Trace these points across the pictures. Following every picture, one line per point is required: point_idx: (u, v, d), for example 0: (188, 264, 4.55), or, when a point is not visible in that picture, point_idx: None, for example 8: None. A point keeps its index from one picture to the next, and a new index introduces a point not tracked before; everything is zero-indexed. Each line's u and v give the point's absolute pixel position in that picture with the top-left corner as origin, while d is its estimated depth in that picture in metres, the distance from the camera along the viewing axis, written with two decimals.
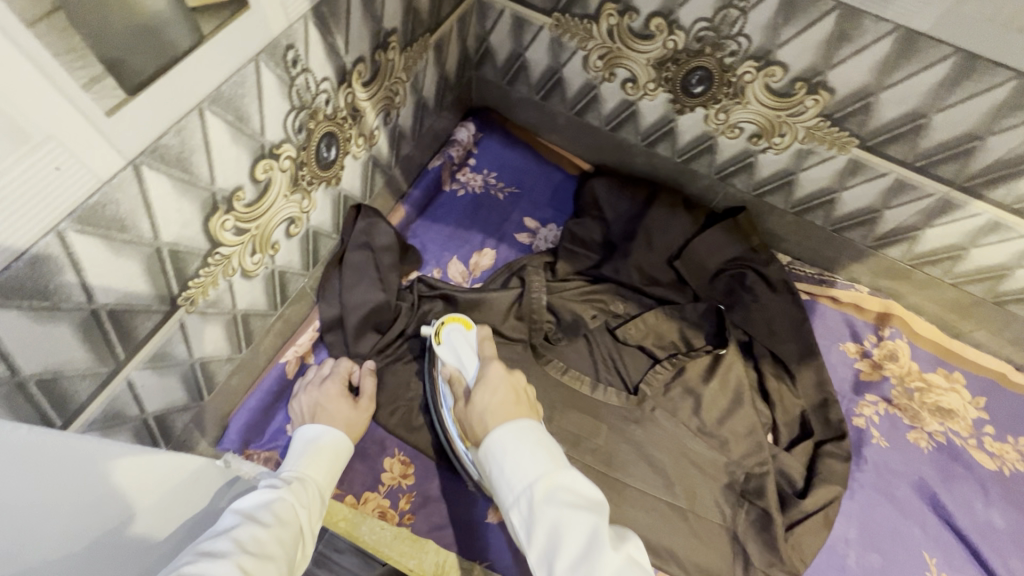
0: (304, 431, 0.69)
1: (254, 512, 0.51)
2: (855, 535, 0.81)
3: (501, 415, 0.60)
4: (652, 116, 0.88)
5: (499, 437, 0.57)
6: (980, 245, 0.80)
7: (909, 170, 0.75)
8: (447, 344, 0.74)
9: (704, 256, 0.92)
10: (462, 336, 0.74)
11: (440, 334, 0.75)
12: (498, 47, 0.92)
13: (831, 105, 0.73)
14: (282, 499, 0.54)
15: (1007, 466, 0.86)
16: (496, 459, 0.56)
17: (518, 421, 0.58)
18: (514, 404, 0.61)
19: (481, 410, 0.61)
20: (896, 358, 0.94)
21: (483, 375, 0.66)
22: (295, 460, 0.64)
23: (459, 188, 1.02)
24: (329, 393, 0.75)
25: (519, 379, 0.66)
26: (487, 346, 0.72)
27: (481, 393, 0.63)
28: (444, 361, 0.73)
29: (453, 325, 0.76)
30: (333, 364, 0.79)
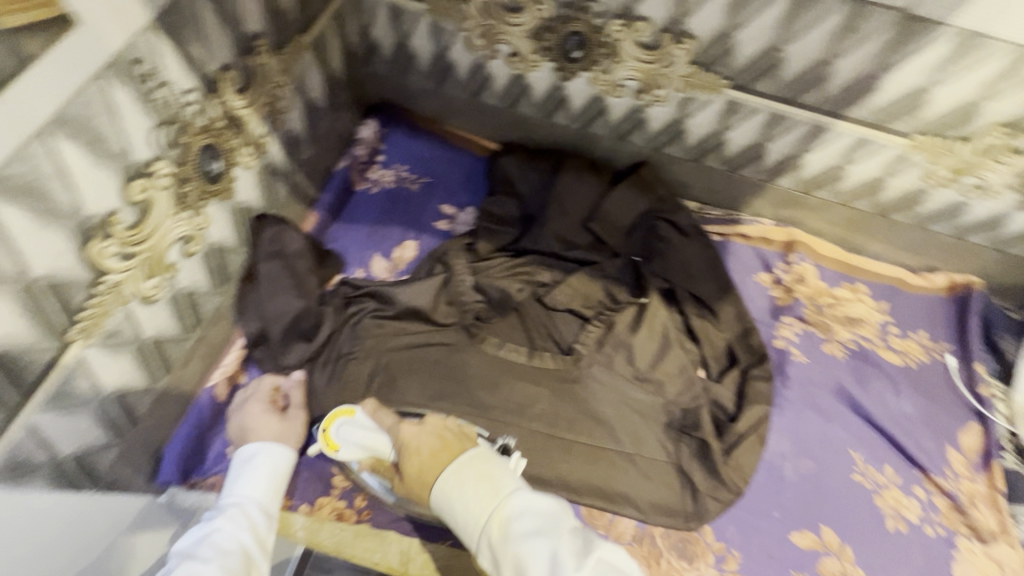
0: (239, 451, 0.72)
1: (191, 551, 0.61)
2: (789, 447, 0.86)
3: (433, 466, 0.61)
4: (543, 87, 0.90)
5: (443, 485, 0.58)
6: (854, 162, 0.86)
7: (780, 103, 0.81)
8: (342, 442, 0.73)
9: (616, 215, 0.96)
10: (354, 425, 0.74)
11: (332, 440, 0.73)
12: (382, 40, 0.92)
13: (697, 51, 0.77)
14: (217, 531, 0.62)
15: (912, 359, 0.94)
16: (450, 508, 0.57)
17: (451, 466, 0.60)
18: (442, 450, 0.62)
19: (417, 470, 0.61)
20: (805, 280, 1.00)
21: (400, 439, 0.66)
22: (234, 483, 0.69)
23: (372, 186, 1.01)
24: (259, 407, 0.76)
25: (439, 420, 0.67)
26: (383, 416, 0.75)
27: (409, 456, 0.63)
28: (355, 457, 0.73)
29: (338, 422, 0.74)
30: (257, 382, 0.80)
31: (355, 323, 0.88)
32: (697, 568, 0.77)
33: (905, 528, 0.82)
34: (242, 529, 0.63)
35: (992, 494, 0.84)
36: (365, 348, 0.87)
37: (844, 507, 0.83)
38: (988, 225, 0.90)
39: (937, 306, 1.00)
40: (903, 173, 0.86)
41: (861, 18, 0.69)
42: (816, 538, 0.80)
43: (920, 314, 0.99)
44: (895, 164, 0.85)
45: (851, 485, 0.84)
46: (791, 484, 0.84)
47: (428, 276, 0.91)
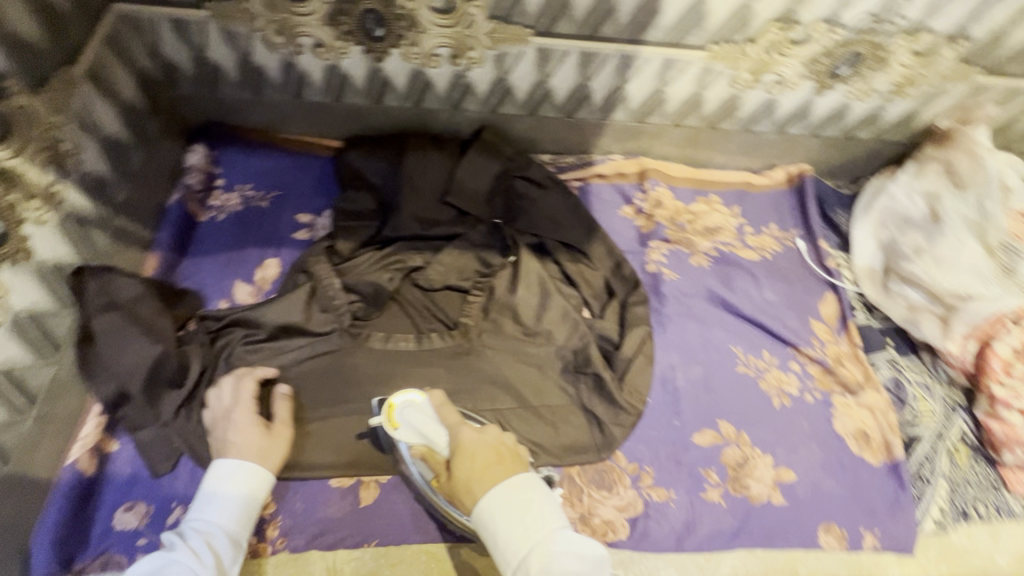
0: (216, 467, 0.69)
1: None
2: (677, 359, 0.92)
3: (486, 477, 0.62)
4: (361, 73, 0.89)
5: (489, 503, 0.60)
6: (669, 83, 0.92)
7: (585, 41, 0.84)
8: (404, 424, 0.71)
9: (471, 183, 0.96)
10: (417, 410, 0.71)
11: (393, 418, 0.71)
12: (178, 58, 0.86)
13: (491, 6, 0.78)
14: (175, 563, 0.60)
15: (768, 251, 1.02)
16: (495, 528, 0.59)
17: (510, 482, 0.61)
18: (499, 463, 0.63)
19: (467, 478, 0.63)
20: (662, 203, 1.06)
21: (456, 437, 0.67)
22: (209, 504, 0.67)
23: (216, 213, 0.96)
24: (236, 423, 0.74)
25: (496, 437, 0.68)
26: (449, 411, 0.70)
27: (462, 461, 0.64)
28: (409, 442, 0.70)
29: (402, 402, 0.72)
30: (233, 389, 0.77)
31: (225, 356, 0.83)
32: (617, 493, 0.81)
33: (789, 401, 0.90)
34: (203, 564, 0.61)
35: (853, 350, 0.94)
36: None
37: (734, 398, 0.89)
38: (799, 114, 0.99)
39: (781, 198, 1.09)
40: (714, 84, 0.92)
41: None
42: (716, 433, 0.87)
43: (768, 209, 1.07)
44: (703, 77, 0.90)
45: (737, 377, 0.91)
46: (684, 392, 0.89)
47: (293, 289, 0.88)
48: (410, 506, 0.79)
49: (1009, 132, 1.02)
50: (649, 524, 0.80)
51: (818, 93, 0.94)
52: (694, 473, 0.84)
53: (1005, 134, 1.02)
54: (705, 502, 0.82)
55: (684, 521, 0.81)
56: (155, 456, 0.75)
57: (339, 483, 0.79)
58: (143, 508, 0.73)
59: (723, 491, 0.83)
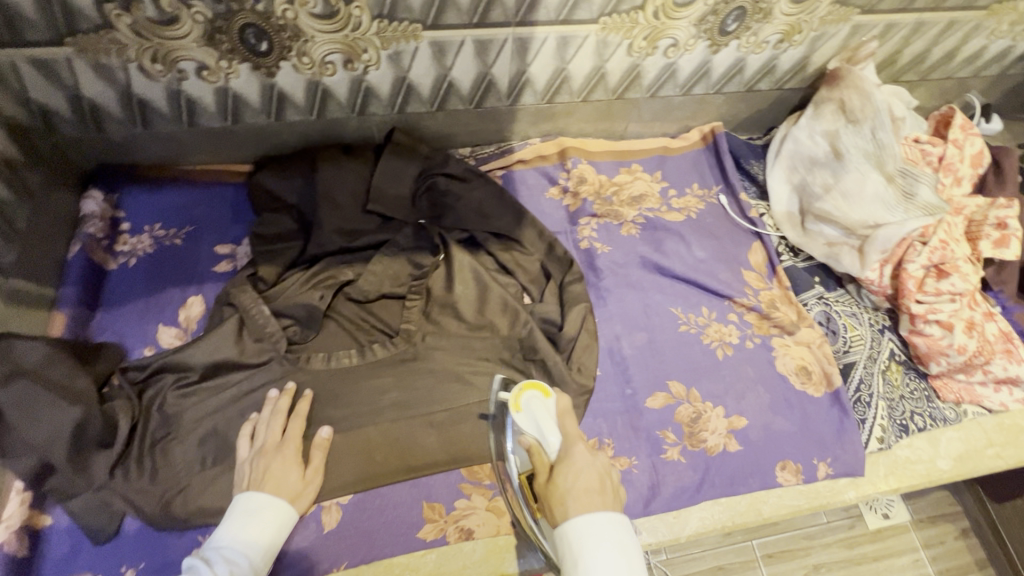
0: (252, 498, 0.70)
1: None
2: (621, 329, 0.93)
3: (583, 503, 0.62)
4: (254, 91, 0.85)
5: (583, 526, 0.60)
6: (570, 60, 0.92)
7: (476, 29, 0.82)
8: (527, 411, 0.76)
9: (391, 187, 0.94)
10: (542, 404, 0.76)
11: (519, 402, 0.77)
12: (51, 103, 0.81)
13: (373, 6, 0.76)
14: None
15: (692, 211, 1.05)
16: (581, 553, 0.58)
17: (604, 517, 0.61)
18: (600, 495, 0.63)
19: (566, 491, 0.64)
20: (586, 179, 1.06)
21: (569, 452, 0.69)
22: (237, 531, 0.67)
23: (127, 258, 0.91)
24: (282, 456, 0.75)
25: (604, 465, 0.68)
26: (568, 424, 0.73)
27: (566, 474, 0.66)
28: (523, 430, 0.75)
29: (532, 392, 0.77)
30: (271, 416, 0.79)
31: (156, 405, 0.79)
32: None
33: (731, 350, 0.93)
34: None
35: (785, 293, 0.98)
36: (180, 425, 0.79)
37: (679, 357, 0.92)
38: (700, 74, 1.01)
39: (699, 157, 1.12)
40: (613, 56, 0.93)
41: None
42: (667, 394, 0.89)
43: (688, 170, 1.10)
44: (601, 50, 0.91)
45: (680, 337, 0.93)
46: (632, 360, 0.91)
47: (219, 324, 0.84)
48: (374, 522, 0.78)
49: (895, 65, 1.09)
50: None
51: (714, 51, 0.96)
52: (651, 436, 0.85)
53: (890, 65, 1.08)
54: (665, 463, 0.84)
55: (649, 485, 0.82)
56: (95, 522, 0.72)
57: None
58: None
59: (682, 449, 0.85)
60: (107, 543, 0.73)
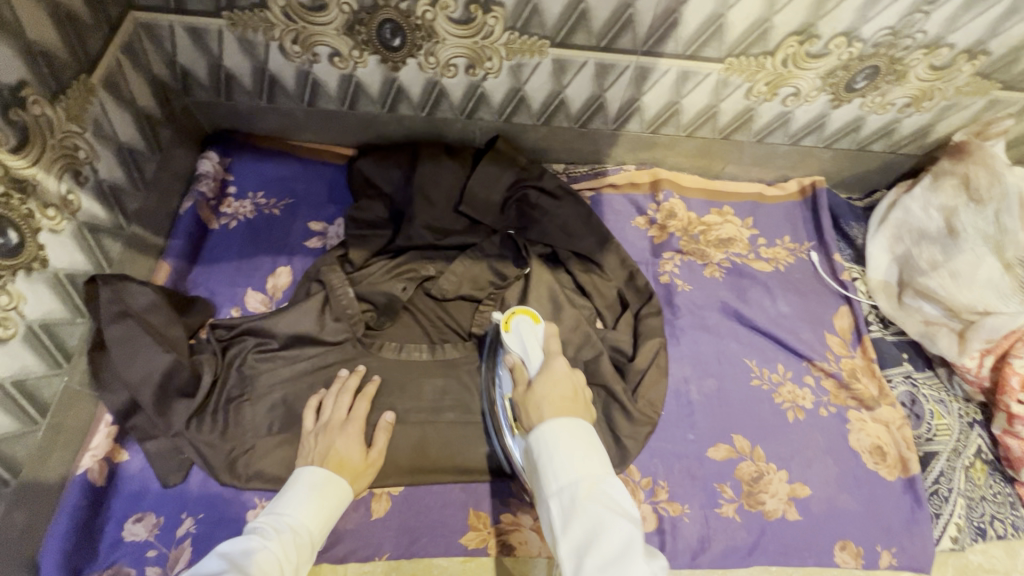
0: (310, 474, 0.70)
1: (236, 559, 0.58)
2: (691, 372, 0.91)
3: (556, 407, 0.67)
4: (376, 82, 0.88)
5: (553, 427, 0.63)
6: (685, 95, 0.91)
7: (601, 52, 0.83)
8: (515, 333, 0.81)
9: (484, 192, 0.96)
10: (530, 329, 0.81)
11: (510, 323, 0.82)
12: (193, 66, 0.86)
13: (508, 17, 0.77)
14: (268, 550, 0.60)
15: (781, 263, 1.02)
16: (549, 451, 0.61)
17: (573, 417, 0.65)
18: (571, 402, 0.68)
19: (541, 396, 0.69)
20: (675, 214, 1.05)
21: (547, 365, 0.74)
22: (299, 503, 0.67)
23: (229, 221, 0.95)
24: (345, 433, 0.76)
25: (578, 378, 0.73)
26: (553, 342, 0.78)
27: (543, 383, 0.71)
28: (510, 348, 0.80)
29: (522, 317, 0.82)
30: (337, 392, 0.80)
31: (237, 365, 0.82)
32: None
33: (803, 415, 0.89)
34: (289, 562, 0.61)
35: (869, 364, 0.93)
36: (253, 389, 0.81)
37: (748, 412, 0.89)
38: (814, 127, 0.98)
39: (795, 210, 1.08)
40: (730, 96, 0.91)
41: None
42: (731, 447, 0.86)
43: (781, 221, 1.07)
44: (720, 89, 0.90)
45: (751, 391, 0.90)
46: (698, 406, 0.89)
47: (305, 298, 0.87)
48: (419, 520, 0.78)
49: None
50: (664, 540, 0.79)
51: (835, 106, 0.93)
52: (708, 488, 0.83)
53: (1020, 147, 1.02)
54: (719, 518, 0.81)
55: (699, 537, 0.80)
56: (165, 467, 0.74)
57: None
58: (153, 519, 0.72)
59: (738, 507, 0.82)
60: (173, 488, 0.74)
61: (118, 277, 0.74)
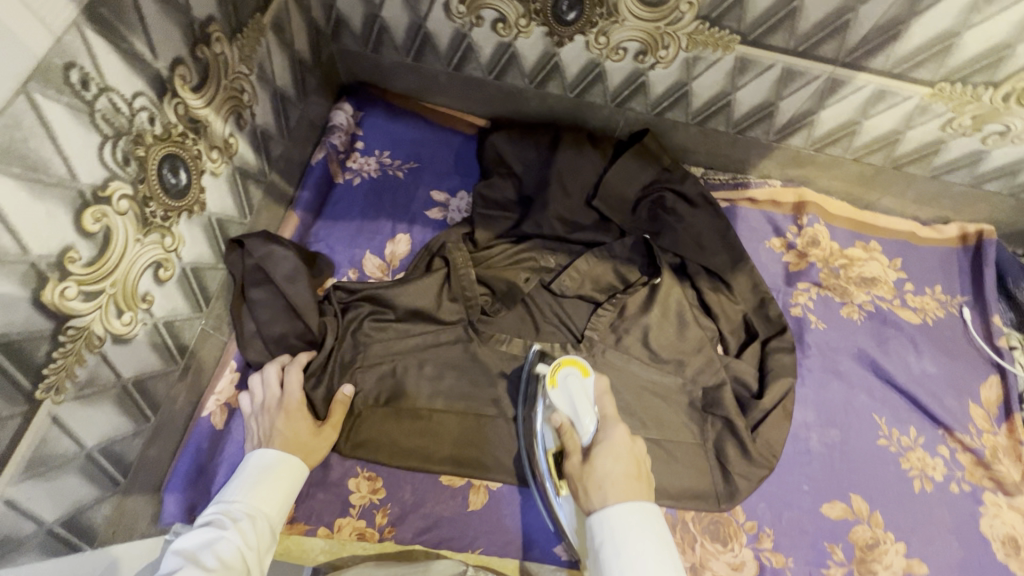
0: (260, 458, 0.65)
1: (196, 553, 0.55)
2: (813, 418, 0.85)
3: (621, 490, 0.60)
4: (533, 55, 0.82)
5: (621, 520, 0.57)
6: (871, 116, 0.81)
7: (794, 57, 0.74)
8: (563, 389, 0.69)
9: (621, 188, 0.89)
10: (579, 383, 0.69)
11: (555, 377, 0.70)
12: (350, 13, 0.83)
13: (705, 6, 0.69)
14: (226, 541, 0.56)
15: (930, 316, 0.92)
16: (616, 543, 0.56)
17: (640, 504, 0.59)
18: (638, 481, 0.61)
19: (603, 475, 0.61)
20: (818, 242, 0.96)
21: (605, 433, 0.64)
22: (246, 488, 0.63)
23: (353, 177, 0.93)
24: (287, 411, 0.70)
25: (639, 448, 0.65)
26: (608, 404, 0.68)
27: (602, 458, 0.62)
28: (557, 407, 0.69)
29: (570, 369, 0.70)
30: (262, 377, 0.73)
31: (355, 331, 0.80)
32: (732, 549, 0.76)
33: (931, 487, 0.81)
34: (249, 547, 0.57)
35: (1014, 446, 0.84)
36: (365, 357, 0.79)
37: (871, 473, 0.82)
38: (1007, 171, 0.86)
39: (952, 257, 0.97)
40: (923, 125, 0.80)
41: None
42: (847, 507, 0.80)
43: (935, 268, 0.96)
44: (915, 115, 0.79)
45: (877, 451, 0.83)
46: (817, 455, 0.83)
47: (426, 273, 0.84)
48: (514, 520, 0.76)
49: None
50: None
51: None
52: (818, 545, 0.77)
53: None
54: None
55: None
56: None
57: (449, 481, 0.77)
58: None
59: (848, 572, 0.76)
60: None
61: (266, 242, 0.74)
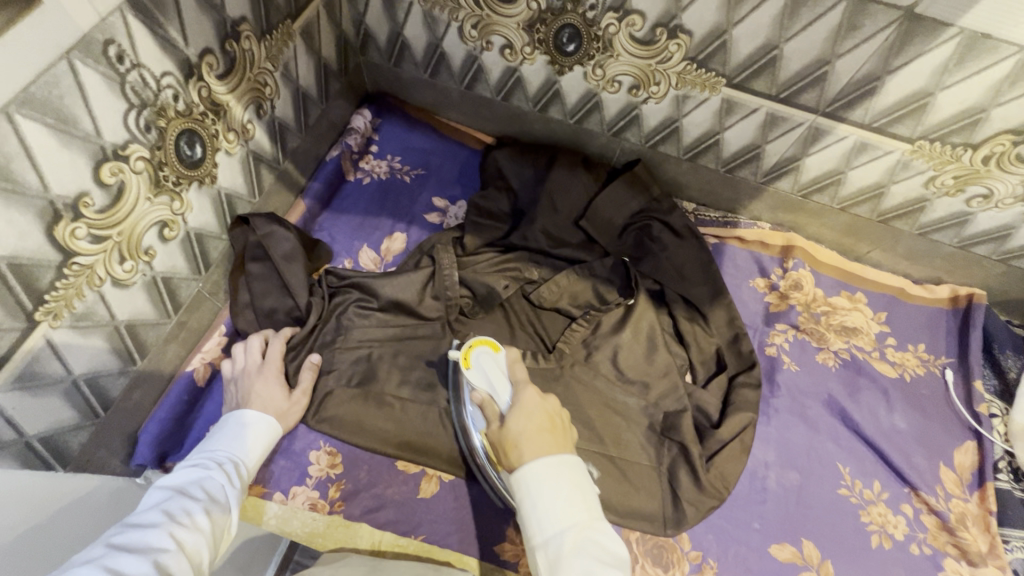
0: (245, 416, 0.71)
1: (185, 487, 0.59)
2: (774, 457, 0.85)
3: (534, 444, 0.62)
4: (537, 80, 0.89)
5: (535, 472, 0.59)
6: (855, 167, 0.83)
7: (777, 103, 0.78)
8: (476, 368, 0.75)
9: (608, 213, 0.94)
10: (491, 359, 0.76)
11: (469, 359, 0.76)
12: (376, 29, 0.91)
13: (692, 48, 0.74)
14: (212, 478, 0.62)
15: (908, 372, 0.91)
16: (530, 496, 0.59)
17: (557, 454, 0.61)
18: (550, 432, 0.63)
19: (518, 433, 0.63)
20: (801, 286, 0.97)
21: (517, 396, 0.67)
22: (229, 440, 0.69)
23: (364, 176, 1.01)
24: (264, 377, 0.76)
25: (552, 403, 0.67)
26: (517, 368, 0.72)
27: (515, 419, 0.64)
28: (475, 386, 0.74)
29: (481, 349, 0.77)
30: (245, 343, 0.79)
31: (338, 314, 0.86)
32: None
33: (889, 544, 0.79)
34: (233, 486, 0.63)
35: (984, 515, 0.81)
36: (343, 338, 0.85)
37: (826, 521, 0.80)
38: (994, 236, 0.86)
39: (939, 317, 0.96)
40: (906, 180, 0.82)
41: (862, 16, 0.64)
42: (796, 551, 0.78)
43: (920, 326, 0.96)
44: (897, 169, 0.81)
45: (836, 500, 0.82)
46: (772, 494, 0.82)
47: (413, 269, 0.90)
48: (462, 513, 0.78)
49: None
50: None
51: None
52: None
53: None
54: None
55: None
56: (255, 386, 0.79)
57: (404, 467, 0.80)
58: None
59: None
60: None
61: (270, 222, 0.81)
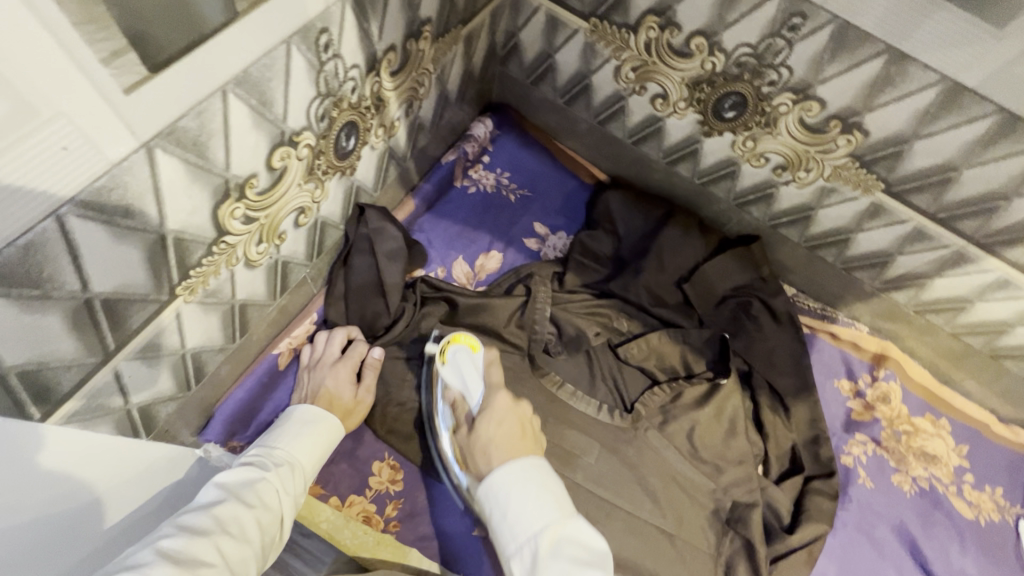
0: (297, 412, 0.68)
1: (238, 489, 0.52)
2: (835, 573, 0.82)
3: (506, 451, 0.57)
4: (678, 134, 0.86)
5: (503, 477, 0.55)
6: (986, 300, 0.80)
7: (929, 220, 0.75)
8: (452, 364, 0.70)
9: (713, 280, 0.90)
10: (469, 358, 0.69)
11: (446, 354, 0.71)
12: (527, 45, 0.89)
13: (863, 147, 0.72)
14: (267, 482, 0.54)
15: (983, 515, 0.88)
16: (500, 502, 0.54)
17: (523, 458, 0.56)
18: (521, 440, 0.59)
19: (488, 440, 0.59)
20: (888, 400, 0.94)
21: (487, 401, 0.63)
22: (285, 439, 0.62)
23: (470, 185, 0.99)
24: (335, 372, 0.73)
25: (525, 408, 0.63)
26: (494, 371, 0.67)
27: (486, 423, 0.60)
28: (448, 383, 0.69)
29: (461, 346, 0.71)
30: (327, 335, 0.77)
31: (424, 324, 0.82)
32: None
33: None
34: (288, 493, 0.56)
35: None
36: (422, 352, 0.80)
37: None
38: None
39: None
40: None
41: None
42: None
43: (1002, 469, 0.92)
44: None
45: None
46: None
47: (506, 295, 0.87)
48: None
49: None
50: None
51: None
52: None
53: None
54: None
55: None
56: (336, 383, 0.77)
57: None
58: None
59: None
60: None
61: (383, 219, 0.78)
